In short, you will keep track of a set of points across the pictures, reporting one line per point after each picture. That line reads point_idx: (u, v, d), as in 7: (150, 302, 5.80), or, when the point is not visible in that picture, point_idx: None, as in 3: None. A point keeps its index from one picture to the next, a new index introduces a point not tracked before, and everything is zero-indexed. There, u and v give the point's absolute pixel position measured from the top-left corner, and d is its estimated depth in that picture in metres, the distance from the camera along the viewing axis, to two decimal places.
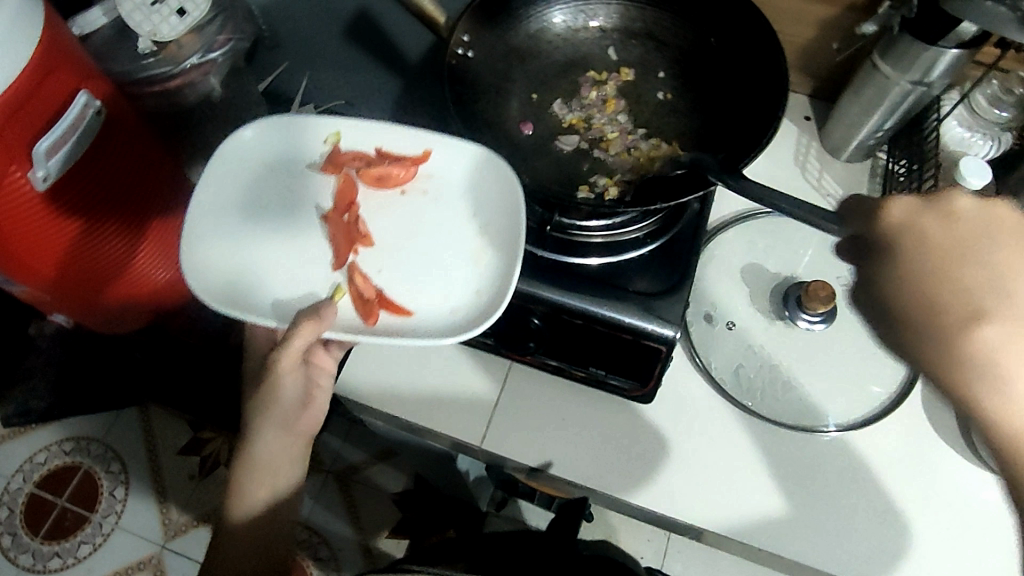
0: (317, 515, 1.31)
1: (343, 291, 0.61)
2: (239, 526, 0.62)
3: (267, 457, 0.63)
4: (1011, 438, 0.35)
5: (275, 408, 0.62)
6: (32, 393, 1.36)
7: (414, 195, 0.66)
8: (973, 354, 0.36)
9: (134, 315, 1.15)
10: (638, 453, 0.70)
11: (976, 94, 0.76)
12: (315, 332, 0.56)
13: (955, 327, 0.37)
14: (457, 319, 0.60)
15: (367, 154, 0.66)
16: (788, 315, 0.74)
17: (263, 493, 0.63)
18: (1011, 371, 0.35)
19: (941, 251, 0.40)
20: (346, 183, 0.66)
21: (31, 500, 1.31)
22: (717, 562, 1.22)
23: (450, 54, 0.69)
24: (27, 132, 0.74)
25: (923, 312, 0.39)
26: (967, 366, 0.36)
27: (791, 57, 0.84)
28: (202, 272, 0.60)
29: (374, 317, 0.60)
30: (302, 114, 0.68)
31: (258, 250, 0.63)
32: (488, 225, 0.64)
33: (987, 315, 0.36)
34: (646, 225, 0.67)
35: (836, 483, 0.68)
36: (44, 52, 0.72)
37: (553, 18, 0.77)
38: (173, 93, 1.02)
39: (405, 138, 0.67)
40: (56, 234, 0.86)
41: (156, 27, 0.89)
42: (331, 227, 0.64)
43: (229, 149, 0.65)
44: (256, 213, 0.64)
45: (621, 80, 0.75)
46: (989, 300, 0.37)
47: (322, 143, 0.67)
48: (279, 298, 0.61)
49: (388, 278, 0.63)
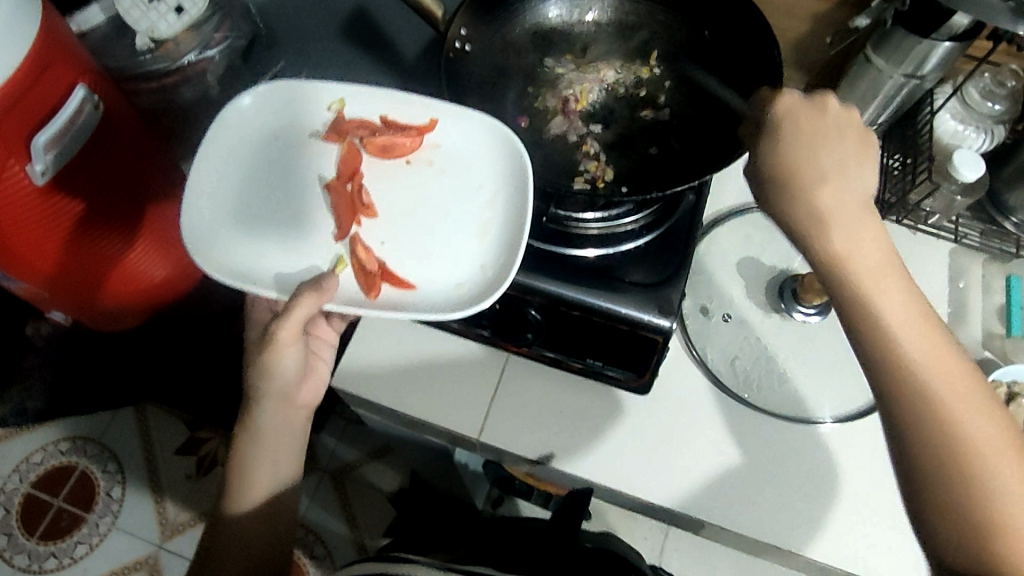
0: (313, 514, 1.30)
1: (345, 263, 0.62)
2: (242, 510, 0.62)
3: (270, 429, 0.63)
4: (836, 279, 0.45)
5: (275, 382, 0.62)
6: (29, 393, 1.36)
7: (420, 165, 0.66)
8: (813, 215, 0.46)
9: (131, 312, 1.14)
10: (635, 441, 0.69)
11: (969, 87, 0.75)
12: (316, 303, 0.57)
13: (805, 195, 0.46)
14: (462, 293, 0.60)
15: (371, 122, 0.67)
16: (784, 307, 0.75)
17: (267, 477, 0.63)
18: (832, 231, 0.45)
19: (811, 135, 0.47)
20: (349, 150, 0.66)
21: (27, 500, 1.31)
22: (713, 558, 1.22)
23: (449, 48, 0.71)
24: (25, 126, 0.74)
25: (793, 182, 0.47)
26: (807, 224, 0.46)
27: (785, 51, 0.84)
28: (204, 249, 0.60)
29: (376, 290, 0.60)
30: (308, 81, 0.68)
31: (260, 233, 0.63)
32: (494, 198, 0.65)
33: (827, 186, 0.46)
34: (641, 218, 0.68)
35: (836, 475, 0.67)
36: (42, 46, 0.73)
37: (548, 13, 0.78)
38: (170, 91, 1.03)
39: (411, 108, 0.68)
40: (51, 228, 0.85)
41: (154, 24, 0.92)
42: (334, 197, 0.64)
43: (232, 117, 0.66)
44: (255, 201, 0.64)
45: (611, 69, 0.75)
46: (831, 177, 0.46)
47: (326, 110, 0.68)
48: (281, 270, 0.61)
49: (392, 252, 0.63)
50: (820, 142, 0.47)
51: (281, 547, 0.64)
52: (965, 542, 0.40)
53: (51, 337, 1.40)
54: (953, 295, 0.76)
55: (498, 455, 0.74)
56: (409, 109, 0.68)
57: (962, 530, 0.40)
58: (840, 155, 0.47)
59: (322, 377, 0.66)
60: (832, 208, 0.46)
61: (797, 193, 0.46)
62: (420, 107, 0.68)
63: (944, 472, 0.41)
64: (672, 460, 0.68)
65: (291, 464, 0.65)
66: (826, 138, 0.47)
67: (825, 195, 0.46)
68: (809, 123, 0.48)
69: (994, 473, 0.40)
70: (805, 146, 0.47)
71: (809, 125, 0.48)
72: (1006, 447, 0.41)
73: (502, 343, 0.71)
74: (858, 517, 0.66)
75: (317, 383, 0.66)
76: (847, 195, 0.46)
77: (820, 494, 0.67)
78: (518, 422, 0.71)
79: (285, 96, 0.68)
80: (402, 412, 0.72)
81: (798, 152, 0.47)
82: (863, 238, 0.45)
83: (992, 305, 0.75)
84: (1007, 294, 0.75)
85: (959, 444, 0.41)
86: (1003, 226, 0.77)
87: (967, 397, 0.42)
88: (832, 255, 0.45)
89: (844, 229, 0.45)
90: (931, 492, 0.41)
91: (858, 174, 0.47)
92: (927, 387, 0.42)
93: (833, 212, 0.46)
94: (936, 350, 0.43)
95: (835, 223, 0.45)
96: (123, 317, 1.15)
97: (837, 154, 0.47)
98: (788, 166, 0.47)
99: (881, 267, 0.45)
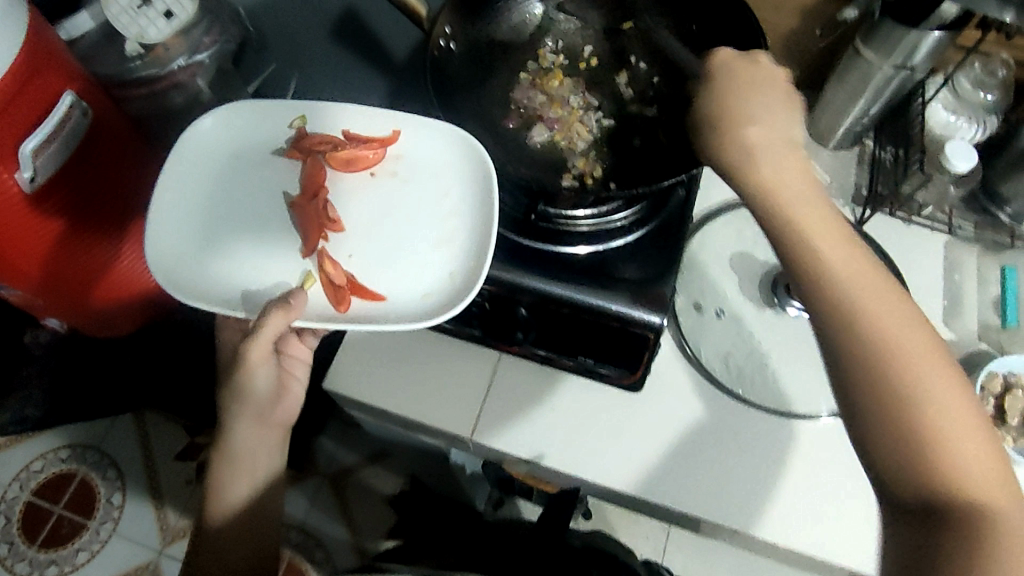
0: (313, 520, 1.30)
1: (314, 278, 0.62)
2: (222, 522, 0.63)
3: (244, 448, 0.64)
4: (764, 200, 0.46)
5: (247, 402, 0.63)
6: (26, 401, 1.34)
7: (384, 177, 0.67)
8: (742, 145, 0.48)
9: (122, 317, 1.14)
10: (627, 440, 0.69)
11: (959, 77, 0.75)
12: (286, 320, 0.58)
13: (732, 129, 0.49)
14: (430, 303, 0.62)
15: (334, 138, 0.68)
16: (777, 302, 0.74)
17: (243, 489, 0.64)
18: (762, 159, 0.47)
19: (738, 80, 0.51)
20: (313, 164, 0.67)
21: (27, 508, 1.31)
22: (714, 557, 1.22)
23: (432, 47, 0.68)
24: (13, 133, 0.74)
25: (721, 118, 0.50)
26: (736, 153, 0.48)
27: (775, 45, 0.84)
28: (172, 274, 0.63)
29: (346, 304, 0.61)
30: (267, 102, 0.70)
31: (232, 251, 0.64)
32: (459, 207, 0.65)
33: (755, 120, 0.49)
34: (630, 214, 0.67)
35: (830, 468, 0.68)
36: (29, 52, 0.72)
37: (534, 10, 0.78)
38: (160, 96, 1.01)
39: (372, 123, 0.69)
40: (41, 237, 0.85)
41: (143, 29, 0.88)
42: (300, 214, 0.65)
43: (189, 140, 0.67)
44: (228, 215, 0.66)
45: (588, 67, 0.75)
46: (760, 114, 0.49)
47: (288, 127, 0.69)
48: (248, 288, 0.63)
49: (360, 265, 0.64)
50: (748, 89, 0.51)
51: (271, 555, 0.64)
52: (907, 471, 0.39)
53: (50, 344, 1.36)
54: (947, 286, 0.75)
55: (494, 456, 0.73)
56: (370, 123, 0.70)
57: (904, 458, 0.39)
58: (769, 101, 0.50)
59: (298, 395, 0.67)
60: (760, 145, 0.48)
61: (726, 132, 0.49)
62: (383, 119, 0.70)
63: (885, 403, 0.40)
64: (654, 461, 0.68)
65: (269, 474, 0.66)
66: (754, 86, 0.51)
67: (752, 132, 0.48)
68: (741, 73, 0.51)
69: (936, 402, 0.39)
70: (733, 93, 0.51)
71: (740, 73, 0.52)
72: (948, 378, 0.40)
73: (494, 343, 0.71)
74: (846, 509, 0.66)
75: (293, 402, 0.66)
76: (775, 135, 0.48)
77: (810, 488, 0.67)
78: (509, 420, 0.70)
79: (245, 116, 0.70)
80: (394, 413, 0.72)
81: (726, 98, 0.51)
82: (785, 166, 0.47)
83: (988, 298, 0.75)
84: (1002, 285, 0.75)
85: (900, 376, 0.40)
86: (997, 217, 0.77)
87: (910, 332, 0.41)
88: (763, 187, 0.47)
89: (773, 163, 0.47)
90: (870, 419, 0.40)
91: (787, 116, 0.49)
92: (865, 319, 0.42)
93: (760, 146, 0.48)
94: (877, 286, 0.43)
95: (764, 152, 0.48)
96: (118, 322, 1.15)
97: (766, 98, 0.50)
98: (716, 109, 0.51)
99: (814, 202, 0.46)
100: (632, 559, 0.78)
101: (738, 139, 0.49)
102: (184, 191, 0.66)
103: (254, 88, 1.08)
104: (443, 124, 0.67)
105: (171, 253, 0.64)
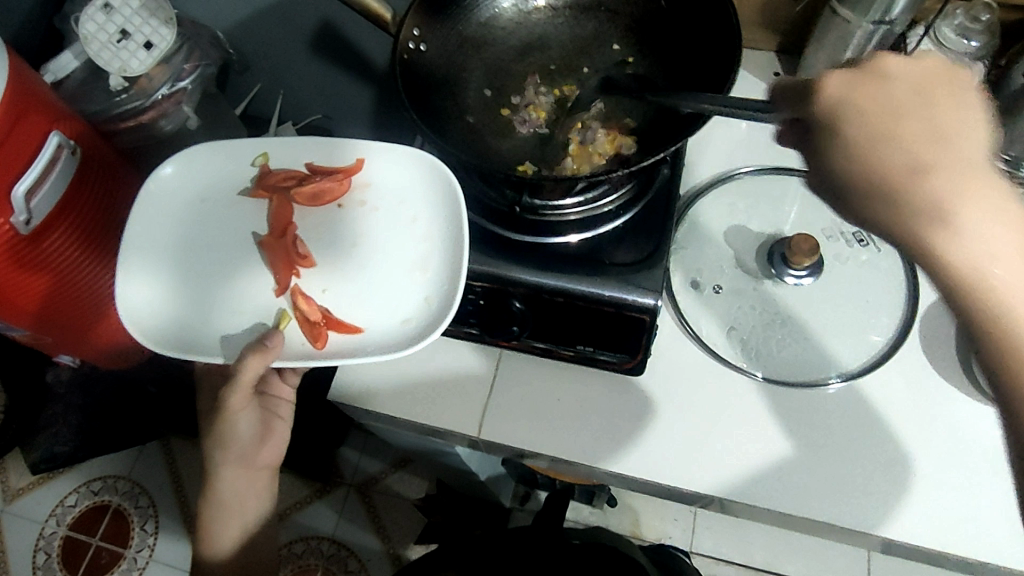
0: (343, 531, 1.31)
1: (289, 316, 0.63)
2: (218, 558, 0.73)
3: (231, 491, 0.72)
4: (955, 281, 0.35)
5: (232, 448, 0.70)
6: (55, 438, 1.34)
7: (354, 207, 0.68)
8: (922, 206, 0.36)
9: (129, 349, 1.15)
10: (635, 424, 0.69)
11: (942, 27, 0.73)
12: (263, 362, 0.60)
13: (903, 182, 0.37)
14: (409, 329, 0.63)
15: (299, 172, 0.69)
16: (775, 273, 0.74)
17: (235, 527, 0.73)
18: (957, 225, 0.35)
19: (886, 121, 0.38)
20: (279, 203, 0.67)
21: (65, 543, 1.33)
22: (744, 533, 1.22)
23: (404, 51, 0.69)
24: (6, 175, 0.75)
25: (866, 177, 0.38)
26: (914, 217, 0.36)
27: (752, 14, 0.83)
28: (158, 326, 0.64)
29: (323, 339, 0.63)
30: (236, 139, 0.71)
31: (225, 285, 0.65)
32: (430, 230, 0.66)
33: (932, 165, 0.36)
34: (619, 198, 0.67)
35: (841, 436, 0.68)
36: (13, 94, 0.73)
37: (502, 2, 0.76)
38: (149, 127, 0.97)
39: (336, 157, 0.70)
40: (37, 283, 0.86)
41: (125, 62, 0.84)
42: (269, 252, 0.65)
43: (159, 191, 0.69)
44: (224, 245, 0.67)
45: (557, 46, 0.76)
46: (931, 150, 0.36)
47: (252, 165, 0.70)
48: (225, 332, 0.64)
49: (334, 297, 0.65)
50: (916, 113, 0.38)
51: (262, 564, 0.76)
52: None
53: (71, 381, 1.33)
54: None
55: (509, 454, 0.73)
56: (335, 156, 0.70)
57: None
58: (950, 131, 0.37)
59: (283, 436, 0.73)
60: (952, 195, 0.35)
61: (898, 198, 0.37)
62: (344, 151, 0.70)
63: None
64: (658, 445, 0.68)
65: (260, 508, 0.74)
66: (928, 107, 0.38)
67: (935, 182, 0.36)
68: (876, 98, 0.39)
69: None
70: (889, 135, 0.38)
71: (893, 102, 0.38)
72: None
73: (491, 340, 0.70)
74: (870, 483, 0.66)
75: (275, 444, 0.73)
76: (967, 169, 0.36)
77: (830, 464, 0.67)
78: (518, 415, 0.71)
79: (209, 161, 0.70)
80: (402, 418, 0.72)
81: (871, 130, 0.38)
82: (993, 224, 0.35)
83: None
84: None
85: None
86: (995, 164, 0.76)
87: None
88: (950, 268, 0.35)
89: (974, 212, 0.35)
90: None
91: (972, 148, 0.36)
92: None
93: (952, 200, 0.35)
94: None
95: (963, 209, 0.35)
96: (133, 354, 1.17)
97: (942, 127, 0.37)
98: (881, 170, 0.37)
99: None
100: (635, 549, 0.97)
101: (920, 200, 0.36)
102: (177, 222, 0.68)
103: (241, 109, 1.12)
104: (404, 148, 0.69)
105: (172, 287, 0.65)
